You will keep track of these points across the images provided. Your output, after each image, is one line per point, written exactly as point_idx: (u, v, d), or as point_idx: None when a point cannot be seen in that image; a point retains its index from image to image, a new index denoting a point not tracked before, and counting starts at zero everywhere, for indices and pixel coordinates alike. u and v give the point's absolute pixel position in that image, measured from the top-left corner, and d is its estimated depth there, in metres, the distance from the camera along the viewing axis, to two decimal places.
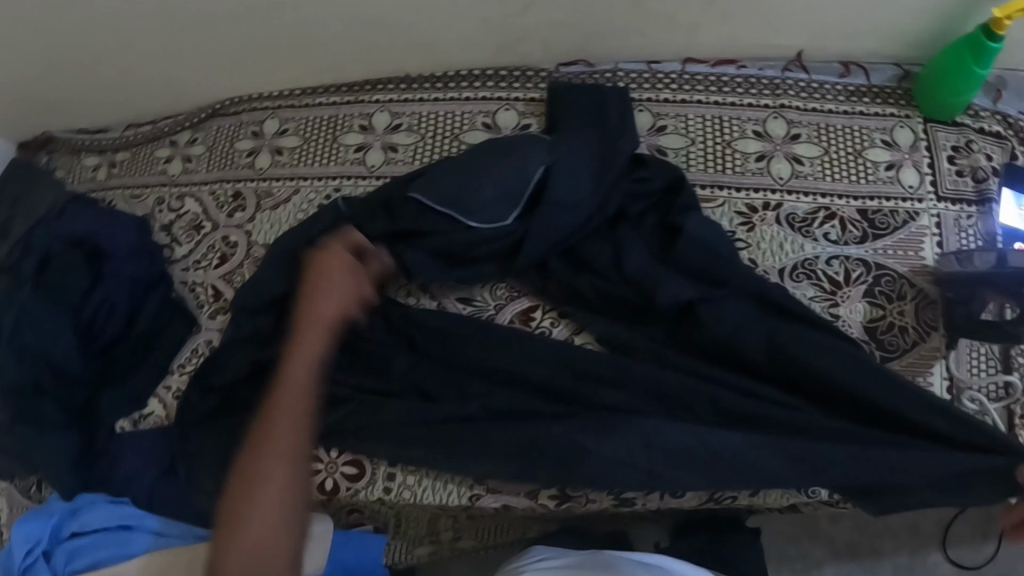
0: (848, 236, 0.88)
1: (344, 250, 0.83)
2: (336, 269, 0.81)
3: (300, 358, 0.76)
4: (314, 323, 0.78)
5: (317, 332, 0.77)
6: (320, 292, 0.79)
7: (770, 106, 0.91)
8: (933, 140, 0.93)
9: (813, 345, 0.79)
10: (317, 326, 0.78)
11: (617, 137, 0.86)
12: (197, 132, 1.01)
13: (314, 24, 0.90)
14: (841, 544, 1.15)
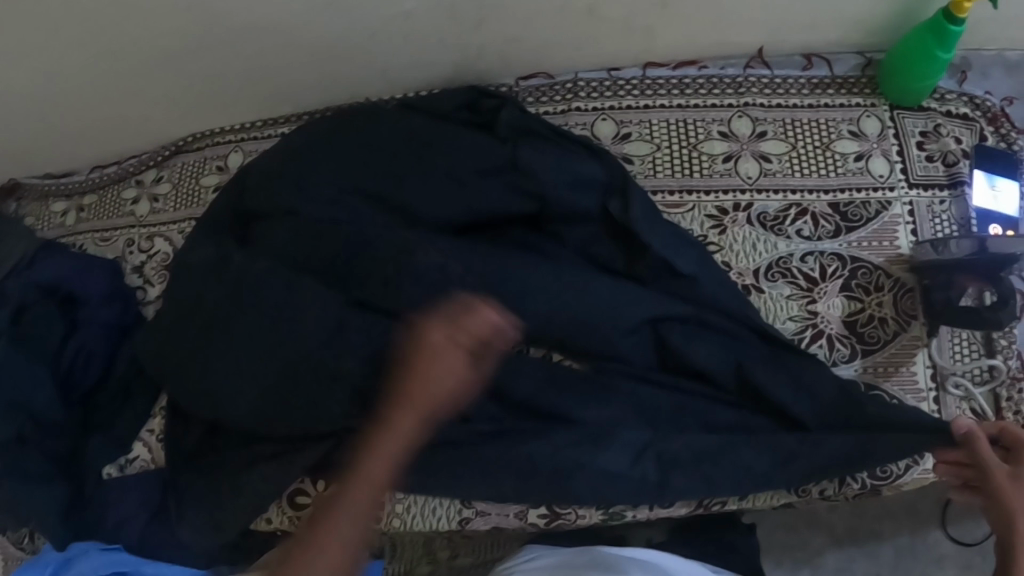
0: (821, 231, 0.87)
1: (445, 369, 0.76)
2: (436, 354, 0.76)
3: (405, 425, 0.77)
4: (435, 378, 0.76)
5: (406, 422, 0.79)
6: (429, 373, 0.77)
7: (735, 105, 0.91)
8: (900, 127, 0.93)
9: (778, 376, 0.80)
10: (435, 384, 0.76)
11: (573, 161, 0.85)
12: (162, 170, 0.99)
13: (271, 56, 0.89)
14: (841, 530, 1.15)
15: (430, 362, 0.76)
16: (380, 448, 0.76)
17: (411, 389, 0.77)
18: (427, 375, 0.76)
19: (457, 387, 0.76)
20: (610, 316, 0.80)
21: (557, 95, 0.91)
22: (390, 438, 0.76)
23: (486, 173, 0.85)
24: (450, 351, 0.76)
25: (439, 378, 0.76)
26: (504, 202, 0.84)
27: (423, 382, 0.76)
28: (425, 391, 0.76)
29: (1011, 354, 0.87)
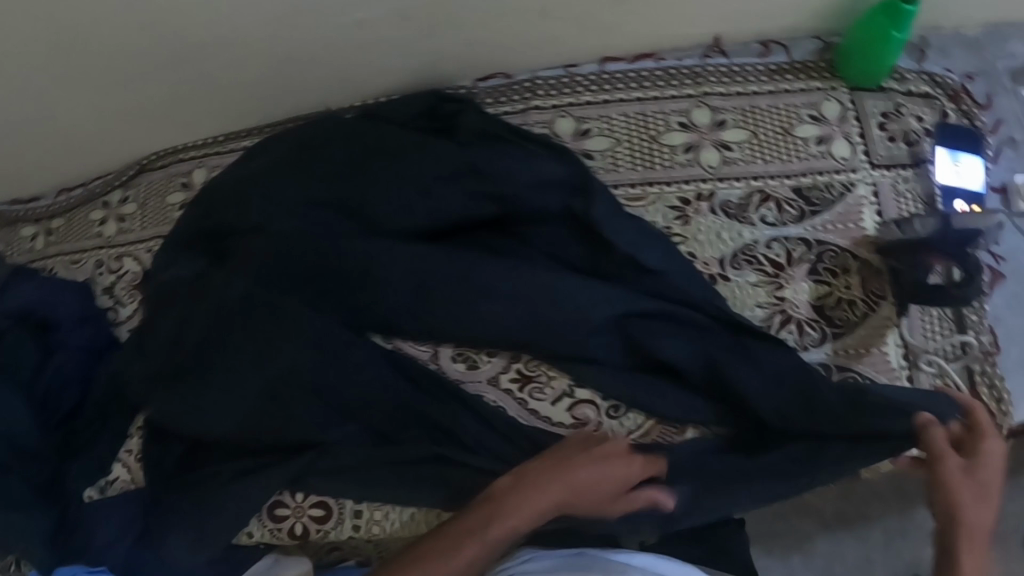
0: (785, 216, 0.87)
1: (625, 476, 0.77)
2: (617, 453, 0.77)
3: (561, 503, 0.76)
4: (595, 485, 0.76)
5: (561, 495, 0.76)
6: (577, 467, 0.76)
7: (694, 96, 0.91)
8: (861, 108, 0.93)
9: (746, 368, 0.79)
10: (580, 480, 0.76)
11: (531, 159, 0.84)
12: (128, 189, 0.99)
13: (229, 71, 0.88)
14: (829, 514, 1.15)
15: (619, 480, 0.77)
16: (511, 511, 0.75)
17: (548, 475, 0.76)
18: (588, 483, 0.76)
19: (620, 501, 0.77)
20: (577, 312, 0.80)
21: (515, 95, 0.91)
22: (522, 507, 0.75)
23: (445, 175, 0.85)
24: (627, 471, 0.77)
25: (610, 497, 0.76)
26: (467, 204, 0.84)
27: (580, 479, 0.76)
28: (580, 491, 0.76)
29: (982, 330, 0.87)
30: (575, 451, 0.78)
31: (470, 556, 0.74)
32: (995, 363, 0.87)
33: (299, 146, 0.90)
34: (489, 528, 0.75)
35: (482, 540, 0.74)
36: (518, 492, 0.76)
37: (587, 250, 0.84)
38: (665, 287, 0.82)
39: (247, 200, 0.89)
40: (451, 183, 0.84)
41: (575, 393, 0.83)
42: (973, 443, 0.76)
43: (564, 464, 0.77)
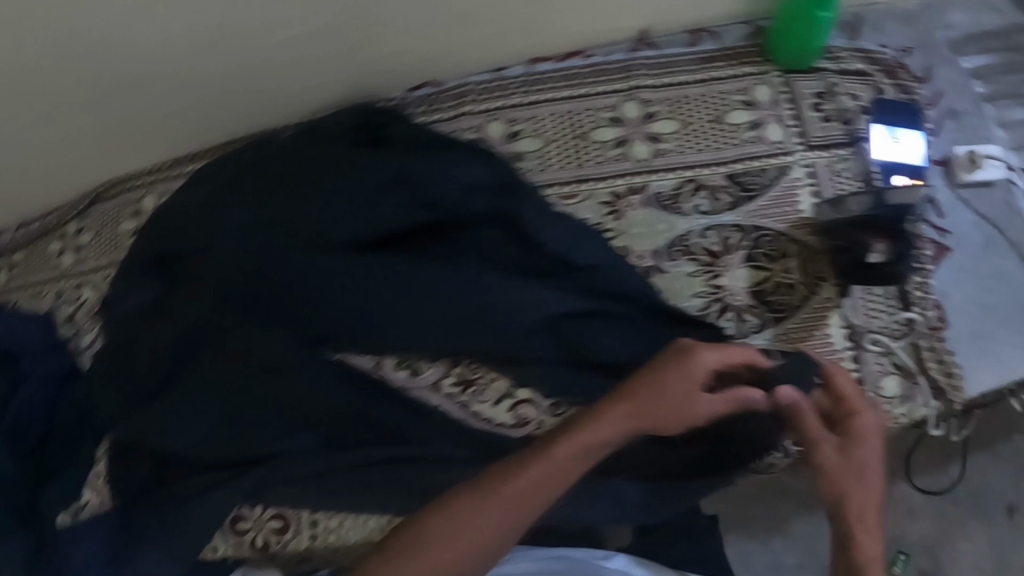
0: (719, 204, 0.87)
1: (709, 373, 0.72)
2: (699, 351, 0.72)
3: (641, 417, 0.72)
4: (669, 400, 0.72)
5: (627, 413, 0.73)
6: (652, 376, 0.73)
7: (623, 90, 0.91)
8: (794, 90, 0.92)
9: None
10: (658, 394, 0.72)
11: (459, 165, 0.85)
12: (82, 220, 1.01)
13: (164, 101, 0.90)
14: (807, 495, 1.14)
15: (690, 378, 0.72)
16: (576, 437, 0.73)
17: (624, 394, 0.74)
18: (663, 391, 0.72)
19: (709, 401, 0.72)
20: (511, 314, 0.81)
21: (446, 102, 0.92)
22: (590, 433, 0.73)
23: (375, 188, 0.85)
24: (696, 370, 0.72)
25: (686, 398, 0.72)
26: (402, 214, 0.86)
27: (653, 393, 0.72)
28: (653, 401, 0.72)
29: (928, 305, 0.86)
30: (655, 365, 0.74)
31: (538, 484, 0.72)
32: (942, 337, 0.86)
33: (237, 166, 0.92)
34: (556, 451, 0.73)
35: (555, 469, 0.72)
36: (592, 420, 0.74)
37: (520, 252, 0.84)
38: (597, 284, 0.82)
39: (189, 224, 0.90)
40: (384, 195, 0.85)
41: (515, 393, 0.85)
42: (847, 422, 0.76)
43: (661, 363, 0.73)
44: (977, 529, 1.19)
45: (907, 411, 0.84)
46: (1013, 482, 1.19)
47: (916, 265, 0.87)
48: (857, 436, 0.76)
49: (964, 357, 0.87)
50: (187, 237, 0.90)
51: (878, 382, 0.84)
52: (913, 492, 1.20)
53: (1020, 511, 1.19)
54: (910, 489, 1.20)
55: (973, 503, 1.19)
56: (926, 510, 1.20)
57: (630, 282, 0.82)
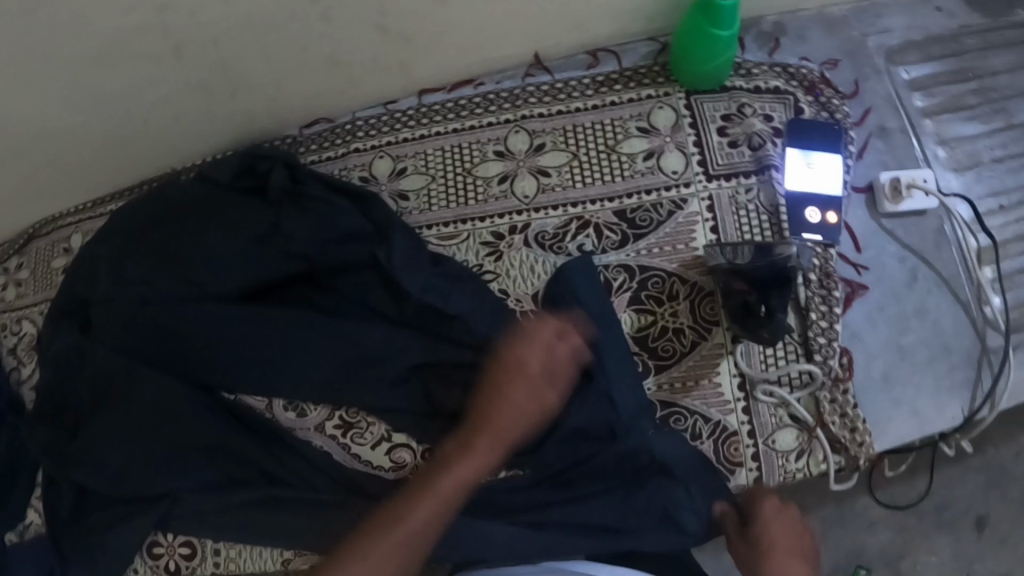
0: (606, 243, 0.83)
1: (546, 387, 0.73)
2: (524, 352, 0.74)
3: (504, 426, 0.73)
4: (518, 393, 0.73)
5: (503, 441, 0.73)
6: (509, 392, 0.73)
7: (511, 120, 0.87)
8: (698, 114, 0.85)
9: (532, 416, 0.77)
10: (505, 395, 0.73)
11: (340, 214, 0.86)
12: (22, 256, 1.07)
13: (68, 154, 0.92)
14: None
15: (532, 393, 0.73)
16: (457, 466, 0.71)
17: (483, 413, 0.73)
18: (508, 391, 0.73)
19: (557, 379, 0.74)
20: (397, 357, 0.83)
21: (337, 139, 0.91)
22: (469, 457, 0.72)
23: (259, 238, 0.88)
24: (526, 365, 0.73)
25: (530, 399, 0.73)
26: (283, 262, 0.87)
27: (500, 394, 0.73)
28: (496, 419, 0.73)
29: (831, 353, 0.79)
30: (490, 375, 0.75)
31: (441, 505, 0.70)
32: (847, 390, 0.80)
33: (141, 212, 0.94)
34: (444, 482, 0.71)
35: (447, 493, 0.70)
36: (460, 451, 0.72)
37: (396, 300, 0.85)
38: (464, 334, 0.81)
39: (95, 271, 0.94)
40: (268, 245, 0.87)
41: (391, 437, 0.88)
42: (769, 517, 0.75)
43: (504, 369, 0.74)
44: (943, 544, 1.06)
45: (806, 466, 0.79)
46: (983, 493, 1.07)
47: (823, 308, 0.80)
48: (774, 528, 0.74)
49: (874, 407, 0.80)
50: (95, 283, 0.94)
51: (772, 436, 0.79)
52: (874, 505, 1.07)
53: (991, 524, 1.06)
54: (871, 503, 1.07)
55: (940, 516, 1.07)
56: (888, 524, 1.07)
57: (499, 333, 0.80)
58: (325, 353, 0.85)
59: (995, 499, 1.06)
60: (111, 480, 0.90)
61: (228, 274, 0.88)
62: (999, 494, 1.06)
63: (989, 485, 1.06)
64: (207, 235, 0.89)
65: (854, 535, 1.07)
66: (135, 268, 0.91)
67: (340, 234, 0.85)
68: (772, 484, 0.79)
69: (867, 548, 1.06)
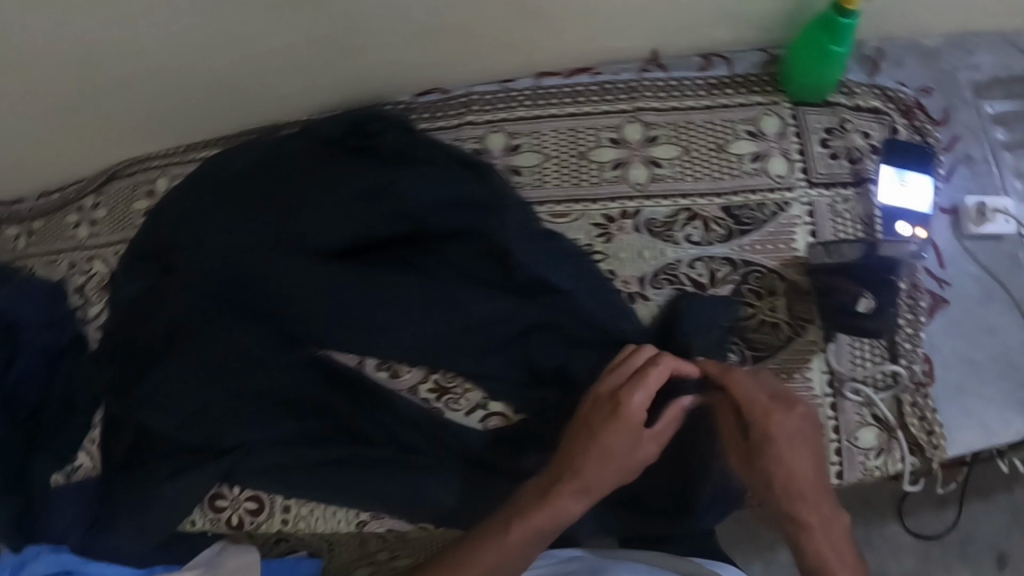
0: (712, 235, 0.86)
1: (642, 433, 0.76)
2: (629, 396, 0.75)
3: (588, 474, 0.75)
4: (613, 451, 0.75)
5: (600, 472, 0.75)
6: (611, 430, 0.75)
7: (627, 111, 0.90)
8: (803, 124, 0.89)
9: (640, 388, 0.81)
10: (595, 439, 0.75)
11: (453, 179, 0.86)
12: (99, 195, 1.05)
13: (175, 94, 0.92)
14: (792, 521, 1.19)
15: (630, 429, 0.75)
16: (534, 517, 0.74)
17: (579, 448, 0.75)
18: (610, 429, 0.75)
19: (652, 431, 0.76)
20: (503, 323, 0.83)
21: (450, 110, 0.93)
22: (548, 509, 0.74)
23: (362, 199, 0.87)
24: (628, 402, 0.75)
25: (629, 437, 0.75)
26: (387, 225, 0.88)
27: (591, 439, 0.75)
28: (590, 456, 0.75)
29: (914, 359, 0.85)
30: (590, 410, 0.76)
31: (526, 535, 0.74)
32: (927, 394, 0.85)
33: (236, 163, 0.94)
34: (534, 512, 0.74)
35: (534, 520, 0.74)
36: (553, 479, 0.76)
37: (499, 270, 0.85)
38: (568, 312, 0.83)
39: (186, 218, 0.92)
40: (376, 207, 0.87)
41: (488, 405, 0.88)
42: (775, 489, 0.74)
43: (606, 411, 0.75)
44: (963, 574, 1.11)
45: (883, 464, 0.84)
46: (1007, 530, 1.12)
47: (909, 316, 0.86)
48: (792, 478, 0.73)
49: (946, 418, 0.85)
50: (183, 227, 0.92)
51: (854, 433, 0.83)
52: (902, 532, 1.13)
53: (1011, 561, 1.11)
54: (899, 529, 1.13)
55: (962, 548, 1.12)
56: (912, 551, 1.12)
57: (604, 313, 0.83)
58: (426, 317, 0.84)
59: (1016, 537, 1.12)
60: (177, 424, 0.88)
61: (328, 228, 0.87)
62: (1022, 531, 1.11)
63: (1013, 522, 1.11)
64: (310, 188, 0.88)
65: (878, 558, 1.13)
66: (229, 215, 0.90)
67: (453, 198, 0.85)
68: (851, 480, 0.83)
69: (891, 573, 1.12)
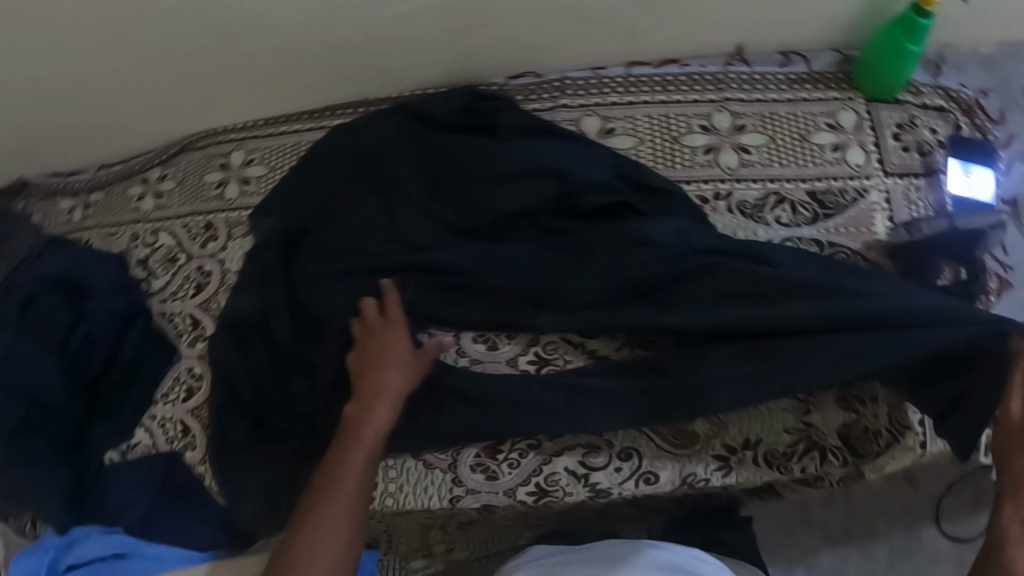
0: (799, 219, 0.90)
1: (407, 355, 0.83)
2: (394, 330, 0.84)
3: (382, 405, 0.80)
4: (385, 385, 0.81)
5: (387, 405, 0.81)
6: (386, 363, 0.82)
7: (715, 100, 0.95)
8: (877, 119, 0.95)
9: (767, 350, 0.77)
10: (390, 370, 0.82)
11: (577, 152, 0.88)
12: (166, 168, 1.05)
13: (271, 60, 0.93)
14: (835, 530, 1.18)
15: (400, 357, 0.83)
16: (359, 436, 0.79)
17: (374, 378, 0.82)
18: (387, 351, 0.82)
19: (414, 361, 0.84)
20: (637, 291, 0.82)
21: (545, 93, 0.96)
22: (367, 428, 0.80)
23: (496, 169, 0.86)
24: (395, 328, 0.84)
25: (395, 364, 0.82)
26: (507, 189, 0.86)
27: (372, 374, 0.82)
28: (371, 384, 0.81)
29: None
30: (378, 339, 0.84)
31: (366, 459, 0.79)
32: None
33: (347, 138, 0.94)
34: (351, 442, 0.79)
35: (357, 443, 0.79)
36: (367, 407, 0.81)
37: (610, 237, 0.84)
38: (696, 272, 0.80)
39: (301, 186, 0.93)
40: (510, 183, 0.86)
41: None
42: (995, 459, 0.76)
43: (375, 345, 0.83)
44: None
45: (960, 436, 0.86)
46: None
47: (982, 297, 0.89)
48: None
49: None
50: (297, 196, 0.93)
51: None
52: (939, 538, 1.16)
53: None
54: (937, 535, 1.16)
55: None
56: (949, 557, 1.15)
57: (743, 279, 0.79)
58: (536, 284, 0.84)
59: None
60: (268, 396, 0.88)
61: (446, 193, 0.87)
62: None
63: None
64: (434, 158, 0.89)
65: (918, 564, 1.16)
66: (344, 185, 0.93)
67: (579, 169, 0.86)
68: (933, 450, 0.86)
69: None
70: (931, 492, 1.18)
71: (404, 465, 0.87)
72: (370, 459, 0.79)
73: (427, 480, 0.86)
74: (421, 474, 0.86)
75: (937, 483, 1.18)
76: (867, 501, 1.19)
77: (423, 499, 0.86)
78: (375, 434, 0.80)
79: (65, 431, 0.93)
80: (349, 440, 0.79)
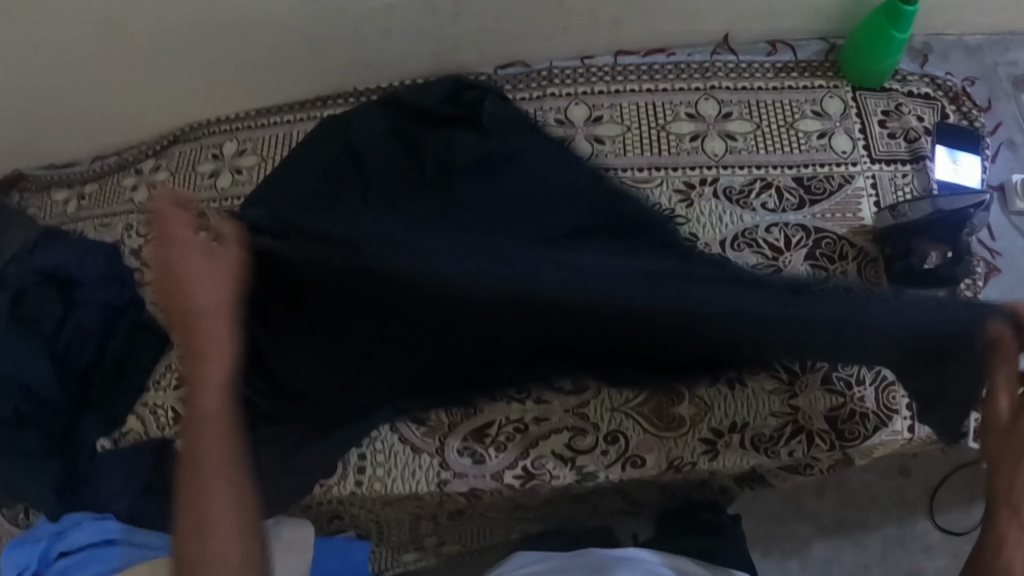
0: (786, 204, 0.90)
1: (218, 279, 0.70)
2: (181, 242, 0.68)
3: (206, 352, 0.70)
4: (206, 329, 0.69)
5: (213, 353, 0.70)
6: (192, 283, 0.68)
7: (701, 89, 0.96)
8: (863, 106, 0.96)
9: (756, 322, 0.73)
10: (196, 302, 0.69)
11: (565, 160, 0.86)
12: (161, 159, 1.07)
13: (262, 50, 0.95)
14: (828, 520, 1.18)
15: (207, 276, 0.69)
16: (202, 407, 0.69)
17: (191, 328, 0.69)
18: (193, 279, 0.68)
19: (221, 272, 0.70)
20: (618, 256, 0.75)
21: (532, 83, 0.97)
22: (198, 393, 0.70)
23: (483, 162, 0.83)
24: (185, 245, 0.68)
25: (199, 296, 0.69)
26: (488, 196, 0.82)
27: (191, 329, 0.69)
28: (190, 332, 0.69)
29: None
30: (178, 280, 0.68)
31: (221, 425, 0.70)
32: None
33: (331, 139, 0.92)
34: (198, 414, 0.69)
35: (205, 415, 0.69)
36: (195, 367, 0.70)
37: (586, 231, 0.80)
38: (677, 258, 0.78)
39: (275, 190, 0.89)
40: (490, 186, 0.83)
41: None
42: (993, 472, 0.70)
43: (170, 277, 0.68)
44: None
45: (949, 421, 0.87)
46: None
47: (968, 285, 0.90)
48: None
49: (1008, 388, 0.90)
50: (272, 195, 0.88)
51: None
52: (933, 529, 1.16)
53: None
54: (930, 527, 1.16)
55: None
56: (943, 549, 1.15)
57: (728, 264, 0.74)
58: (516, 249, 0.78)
59: None
60: None
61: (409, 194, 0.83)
62: None
63: None
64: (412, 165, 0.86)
65: (912, 556, 1.16)
66: None
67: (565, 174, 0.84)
68: (922, 435, 0.86)
69: (923, 571, 1.15)
70: (924, 483, 1.18)
71: (391, 448, 0.87)
72: (226, 423, 0.70)
73: (415, 464, 0.86)
74: (410, 459, 0.87)
75: (929, 474, 1.18)
76: (860, 492, 1.19)
77: (411, 486, 0.86)
78: (213, 396, 0.70)
79: (54, 425, 0.92)
80: (194, 417, 0.70)
